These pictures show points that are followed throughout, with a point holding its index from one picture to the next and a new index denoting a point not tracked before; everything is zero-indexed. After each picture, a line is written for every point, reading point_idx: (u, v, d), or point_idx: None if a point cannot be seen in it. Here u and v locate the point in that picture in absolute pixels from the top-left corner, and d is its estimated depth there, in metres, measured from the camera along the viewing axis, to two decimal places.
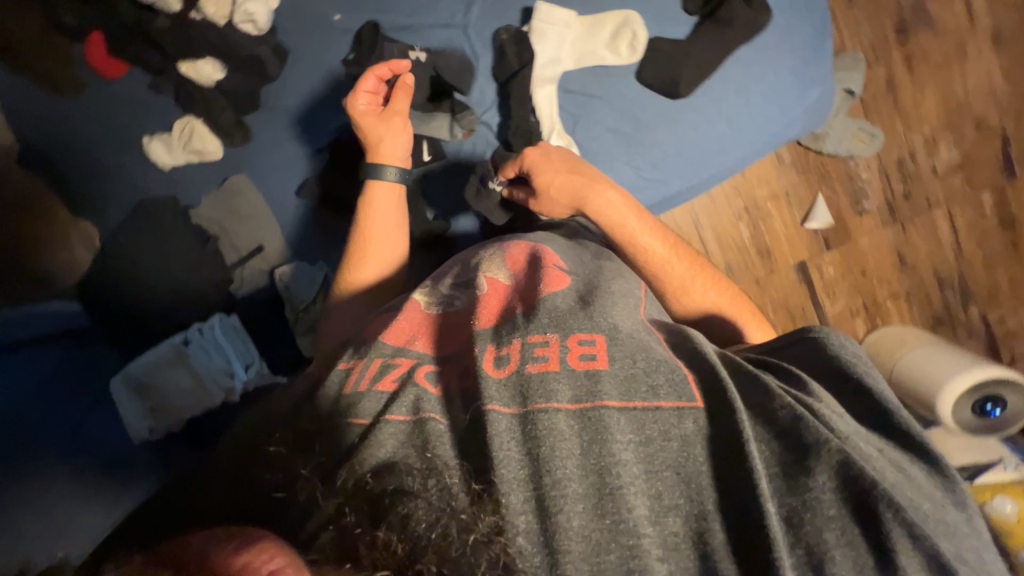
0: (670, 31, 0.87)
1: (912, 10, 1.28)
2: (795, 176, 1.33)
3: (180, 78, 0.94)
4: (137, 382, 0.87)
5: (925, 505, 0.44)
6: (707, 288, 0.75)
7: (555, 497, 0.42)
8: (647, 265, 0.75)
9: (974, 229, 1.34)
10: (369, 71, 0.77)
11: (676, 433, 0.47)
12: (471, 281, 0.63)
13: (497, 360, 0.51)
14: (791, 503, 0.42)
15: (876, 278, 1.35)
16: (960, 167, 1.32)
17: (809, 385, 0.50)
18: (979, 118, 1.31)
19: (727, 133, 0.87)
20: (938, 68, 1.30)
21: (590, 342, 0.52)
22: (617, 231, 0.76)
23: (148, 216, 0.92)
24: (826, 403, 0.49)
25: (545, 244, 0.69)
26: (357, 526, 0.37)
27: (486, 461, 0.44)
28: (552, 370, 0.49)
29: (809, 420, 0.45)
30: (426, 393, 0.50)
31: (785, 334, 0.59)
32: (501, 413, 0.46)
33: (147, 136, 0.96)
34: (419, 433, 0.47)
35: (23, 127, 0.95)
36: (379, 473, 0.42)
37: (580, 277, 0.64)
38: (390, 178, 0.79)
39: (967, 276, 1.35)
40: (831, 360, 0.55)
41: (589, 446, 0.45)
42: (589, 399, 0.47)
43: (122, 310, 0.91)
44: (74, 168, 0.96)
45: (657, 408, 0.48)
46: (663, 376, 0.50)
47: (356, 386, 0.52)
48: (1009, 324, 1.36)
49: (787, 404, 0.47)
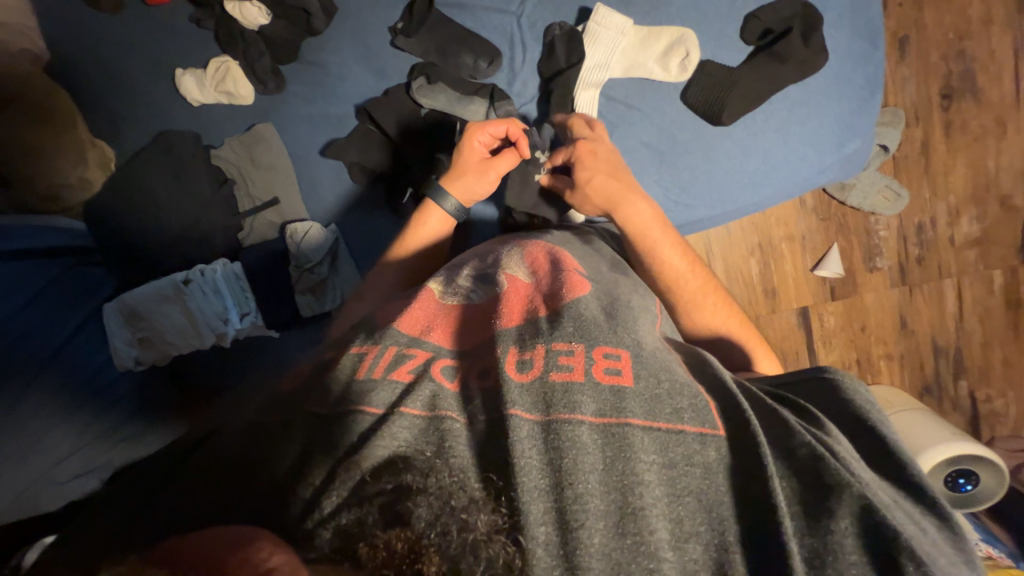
0: (723, 57, 0.86)
1: (961, 77, 1.27)
2: (814, 222, 1.33)
3: (224, 15, 0.92)
4: (130, 311, 0.87)
5: (941, 559, 0.42)
6: (719, 308, 0.74)
7: (576, 511, 0.42)
8: (662, 278, 0.74)
9: (979, 305, 1.34)
10: (507, 121, 0.80)
11: (699, 460, 0.47)
12: (492, 278, 0.65)
13: (520, 363, 0.51)
14: (812, 544, 0.42)
15: (874, 336, 1.36)
16: (978, 242, 1.32)
17: (825, 424, 0.51)
18: (1006, 196, 1.30)
19: (761, 169, 0.86)
20: (975, 140, 1.29)
21: (616, 358, 0.53)
22: (641, 238, 0.75)
23: (169, 148, 0.91)
24: (845, 447, 0.49)
25: (561, 246, 0.71)
26: (355, 527, 0.38)
27: (505, 465, 0.44)
28: (577, 381, 0.50)
29: (830, 461, 0.46)
30: (442, 389, 0.51)
31: (800, 371, 0.59)
32: (524, 418, 0.47)
33: (181, 68, 0.94)
34: (435, 429, 0.47)
35: (58, 38, 0.94)
36: (389, 466, 0.44)
37: (600, 283, 0.64)
38: (447, 209, 0.80)
39: (963, 350, 1.36)
40: (841, 398, 0.55)
41: (613, 462, 0.45)
42: (614, 415, 0.48)
43: (126, 237, 0.89)
44: (104, 88, 0.95)
45: (681, 431, 0.48)
46: (687, 401, 0.51)
47: (370, 372, 0.53)
48: (994, 403, 1.37)
49: (808, 442, 0.47)
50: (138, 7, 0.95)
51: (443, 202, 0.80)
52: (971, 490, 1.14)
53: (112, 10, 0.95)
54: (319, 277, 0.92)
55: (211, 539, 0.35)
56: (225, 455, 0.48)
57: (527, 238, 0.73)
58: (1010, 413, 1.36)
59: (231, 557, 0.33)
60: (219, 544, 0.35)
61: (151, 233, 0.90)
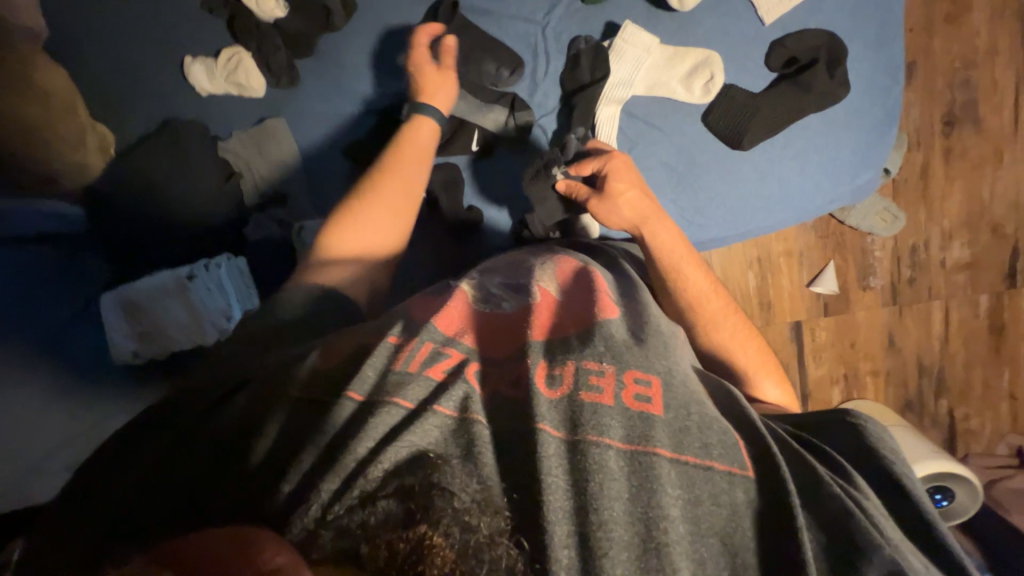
0: (746, 82, 0.86)
1: (964, 105, 1.30)
2: (813, 239, 1.36)
3: (238, 5, 0.89)
4: (130, 304, 0.82)
5: None
6: (737, 329, 0.76)
7: (600, 538, 0.44)
8: (683, 294, 0.75)
9: (963, 327, 1.39)
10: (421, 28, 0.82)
11: (725, 500, 0.49)
12: (524, 288, 0.65)
13: (550, 378, 0.53)
14: None
15: (862, 352, 1.40)
16: (967, 267, 1.37)
17: (854, 477, 0.53)
18: (997, 224, 1.34)
19: (777, 195, 0.88)
20: (972, 168, 1.32)
21: (646, 384, 0.54)
22: (665, 255, 0.76)
23: (175, 138, 0.88)
24: (874, 504, 0.52)
25: (594, 267, 0.71)
26: (358, 529, 0.38)
27: (532, 481, 0.46)
28: (606, 404, 0.51)
29: (858, 518, 0.48)
30: (474, 392, 0.52)
31: (827, 413, 0.63)
32: (551, 435, 0.49)
33: (190, 56, 0.91)
34: (464, 432, 0.49)
35: (59, 17, 0.91)
36: (413, 463, 0.44)
37: (630, 307, 0.65)
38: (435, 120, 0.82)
39: (946, 370, 1.41)
40: (863, 444, 0.58)
41: (638, 492, 0.47)
42: (642, 443, 0.49)
43: (127, 228, 0.86)
44: (107, 71, 0.92)
45: (709, 468, 0.50)
46: (716, 436, 0.52)
47: (407, 365, 0.54)
48: (971, 422, 1.42)
49: (837, 495, 0.50)
50: None
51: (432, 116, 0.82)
52: (947, 505, 1.19)
53: None
54: None
55: (216, 538, 0.34)
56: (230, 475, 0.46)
57: (560, 252, 0.74)
58: (985, 431, 1.42)
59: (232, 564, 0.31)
60: (218, 545, 0.33)
61: (151, 224, 0.87)
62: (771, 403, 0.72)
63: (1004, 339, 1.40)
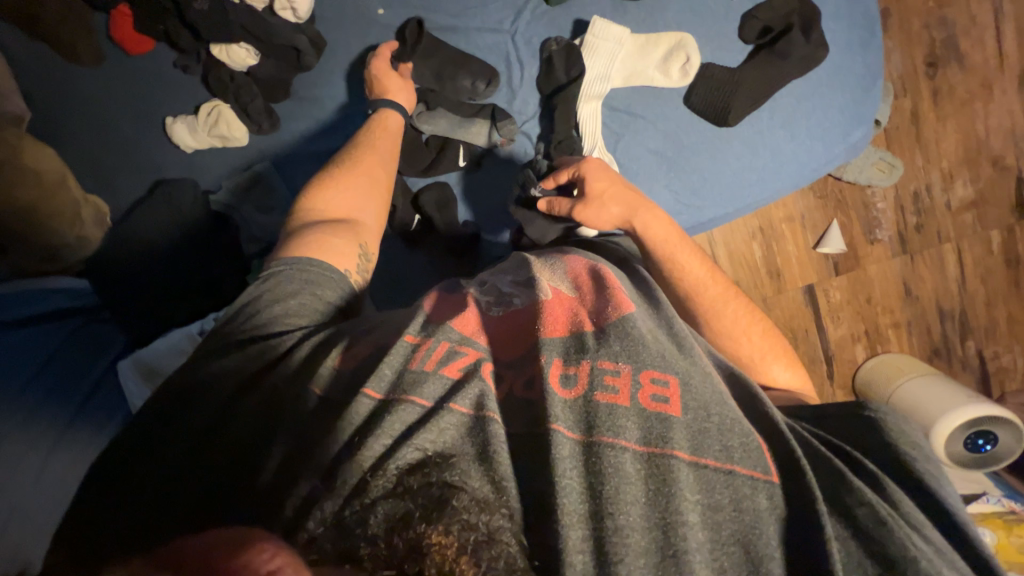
0: (723, 58, 0.86)
1: (944, 44, 1.28)
2: (812, 200, 1.34)
3: (210, 59, 0.90)
4: (147, 367, 0.82)
5: None
6: (738, 315, 0.74)
7: (617, 544, 0.44)
8: (679, 285, 0.75)
9: (979, 266, 1.37)
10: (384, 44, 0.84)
11: (748, 506, 0.48)
12: (535, 285, 0.65)
13: (565, 378, 0.53)
14: None
15: (881, 306, 1.38)
16: (973, 205, 1.34)
17: (887, 487, 0.51)
18: (997, 157, 1.32)
19: (769, 167, 0.87)
20: (963, 105, 1.30)
21: (664, 384, 0.53)
22: (661, 245, 0.76)
23: (166, 199, 0.89)
24: (905, 510, 0.49)
25: (605, 264, 0.69)
26: (356, 524, 0.40)
27: (548, 487, 0.46)
28: (622, 405, 0.51)
29: (893, 528, 0.47)
30: (488, 389, 0.53)
31: (840, 404, 0.60)
32: (566, 436, 0.49)
33: (171, 116, 0.92)
34: (479, 432, 0.50)
35: (39, 99, 0.92)
36: (425, 464, 0.46)
37: (648, 307, 0.63)
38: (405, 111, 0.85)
39: (968, 311, 1.38)
40: (884, 439, 0.56)
41: (656, 496, 0.47)
42: (660, 445, 0.49)
43: (130, 295, 0.88)
44: (93, 144, 0.93)
45: (730, 472, 0.49)
46: (738, 439, 0.51)
47: (422, 364, 0.55)
48: (1002, 359, 1.39)
49: (866, 503, 0.48)
50: (119, 57, 0.92)
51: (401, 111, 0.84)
52: (991, 449, 1.16)
53: (93, 63, 0.92)
54: None
55: (209, 540, 0.33)
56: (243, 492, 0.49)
57: (571, 253, 0.73)
58: (1017, 366, 1.39)
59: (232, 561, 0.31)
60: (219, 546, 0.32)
61: (158, 287, 0.88)
62: (781, 387, 0.71)
63: (1022, 272, 1.37)
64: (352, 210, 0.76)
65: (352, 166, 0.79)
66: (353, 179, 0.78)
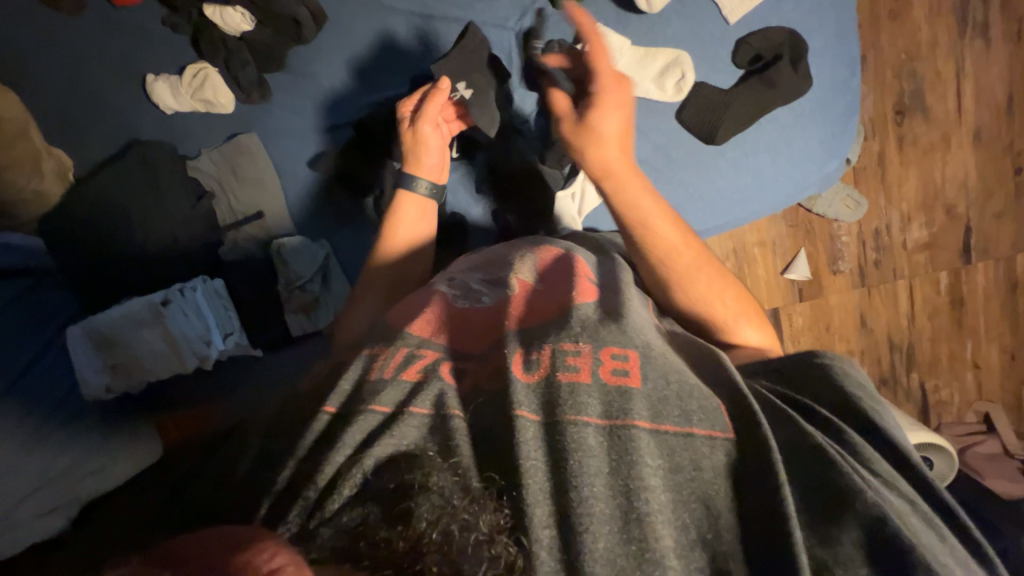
0: (715, 79, 0.89)
1: (912, 95, 1.38)
2: (783, 228, 1.41)
3: (202, 20, 0.87)
4: (100, 336, 0.78)
5: (954, 565, 0.43)
6: (712, 281, 0.73)
7: (582, 515, 0.45)
8: (653, 253, 0.73)
9: (927, 304, 1.47)
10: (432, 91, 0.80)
11: (707, 464, 0.49)
12: (502, 282, 0.66)
13: (527, 363, 0.54)
14: (822, 556, 0.44)
15: (837, 334, 1.46)
16: (926, 247, 1.44)
17: (847, 436, 0.52)
18: (949, 204, 1.42)
19: (750, 186, 0.91)
20: (924, 154, 1.40)
21: (624, 358, 0.54)
22: (633, 212, 0.73)
23: (139, 158, 0.85)
24: (861, 453, 0.51)
25: (575, 252, 0.71)
26: (359, 526, 0.42)
27: (512, 467, 0.47)
28: (583, 382, 0.52)
29: (840, 464, 0.47)
30: (448, 387, 0.54)
31: (795, 354, 0.62)
32: (529, 419, 0.50)
33: (152, 74, 0.88)
34: (442, 428, 0.50)
35: (7, 40, 0.86)
36: (392, 466, 0.46)
37: (613, 289, 0.65)
38: (420, 192, 0.80)
39: (915, 345, 1.48)
40: (835, 384, 0.58)
41: (618, 466, 0.48)
42: (621, 417, 0.50)
43: (91, 262, 0.83)
44: (64, 93, 0.88)
45: (690, 434, 0.51)
46: (696, 402, 0.53)
47: (382, 372, 0.55)
48: (941, 393, 1.49)
49: (817, 439, 0.50)
50: (102, 6, 0.87)
51: (415, 186, 0.80)
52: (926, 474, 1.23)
53: (72, 9, 0.87)
54: (311, 296, 0.89)
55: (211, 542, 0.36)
56: (222, 500, 0.47)
57: (538, 241, 0.74)
58: (954, 400, 1.50)
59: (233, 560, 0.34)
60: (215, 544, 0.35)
61: (124, 252, 0.83)
62: (750, 346, 0.71)
63: (964, 313, 1.47)
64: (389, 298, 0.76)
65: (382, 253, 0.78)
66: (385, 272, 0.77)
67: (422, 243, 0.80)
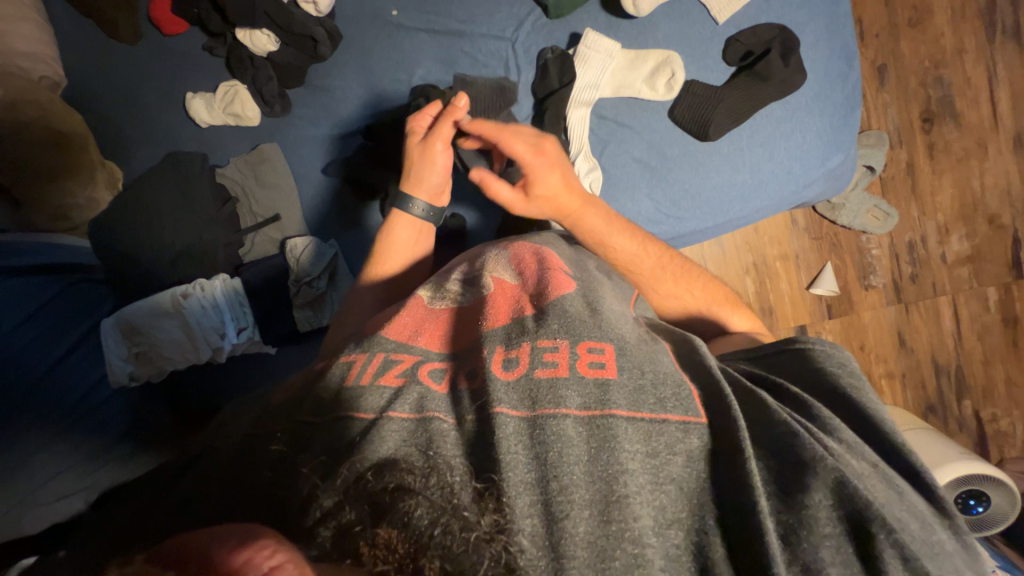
0: (707, 77, 0.91)
1: (940, 102, 1.32)
2: (807, 241, 1.35)
3: (234, 43, 0.96)
4: (128, 326, 0.88)
5: (914, 525, 0.43)
6: (675, 274, 0.79)
7: (561, 502, 0.42)
8: (615, 259, 0.79)
9: (975, 323, 1.35)
10: (450, 119, 0.81)
11: (682, 448, 0.47)
12: (479, 281, 0.66)
13: (506, 362, 0.52)
14: (788, 521, 0.42)
15: (874, 354, 1.35)
16: (969, 260, 1.34)
17: (830, 422, 0.49)
18: (992, 215, 1.33)
19: (747, 182, 0.90)
20: (958, 161, 1.33)
21: (600, 351, 0.53)
22: (586, 231, 0.79)
23: (176, 166, 0.94)
24: (834, 429, 0.48)
25: (548, 247, 0.73)
26: (356, 525, 0.38)
27: (491, 461, 0.45)
28: (562, 376, 0.50)
29: (806, 437, 0.46)
30: (430, 391, 0.52)
31: (770, 344, 0.61)
32: (510, 415, 0.48)
33: (191, 93, 0.98)
34: (423, 431, 0.48)
35: (78, 69, 0.99)
36: (379, 468, 0.43)
37: (587, 283, 0.66)
38: (416, 212, 0.83)
39: (964, 368, 1.35)
40: (813, 368, 0.56)
41: (598, 453, 0.46)
42: (599, 407, 0.48)
43: (131, 261, 0.92)
44: (119, 112, 1.00)
45: (665, 420, 0.49)
46: (670, 389, 0.51)
47: (358, 380, 0.54)
48: (1000, 423, 1.35)
49: (785, 419, 0.48)
50: (155, 36, 1.00)
51: (411, 207, 0.83)
52: (982, 512, 1.04)
53: (129, 39, 0.99)
54: (318, 291, 0.94)
55: (220, 536, 0.34)
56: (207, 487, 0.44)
57: (515, 240, 0.76)
58: (1017, 433, 1.34)
59: (231, 561, 0.32)
60: (227, 535, 0.34)
61: (156, 252, 0.92)
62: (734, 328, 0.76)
63: (1020, 333, 1.34)
64: (383, 303, 0.78)
65: (381, 250, 0.82)
66: (388, 283, 0.80)
67: (415, 263, 0.83)
